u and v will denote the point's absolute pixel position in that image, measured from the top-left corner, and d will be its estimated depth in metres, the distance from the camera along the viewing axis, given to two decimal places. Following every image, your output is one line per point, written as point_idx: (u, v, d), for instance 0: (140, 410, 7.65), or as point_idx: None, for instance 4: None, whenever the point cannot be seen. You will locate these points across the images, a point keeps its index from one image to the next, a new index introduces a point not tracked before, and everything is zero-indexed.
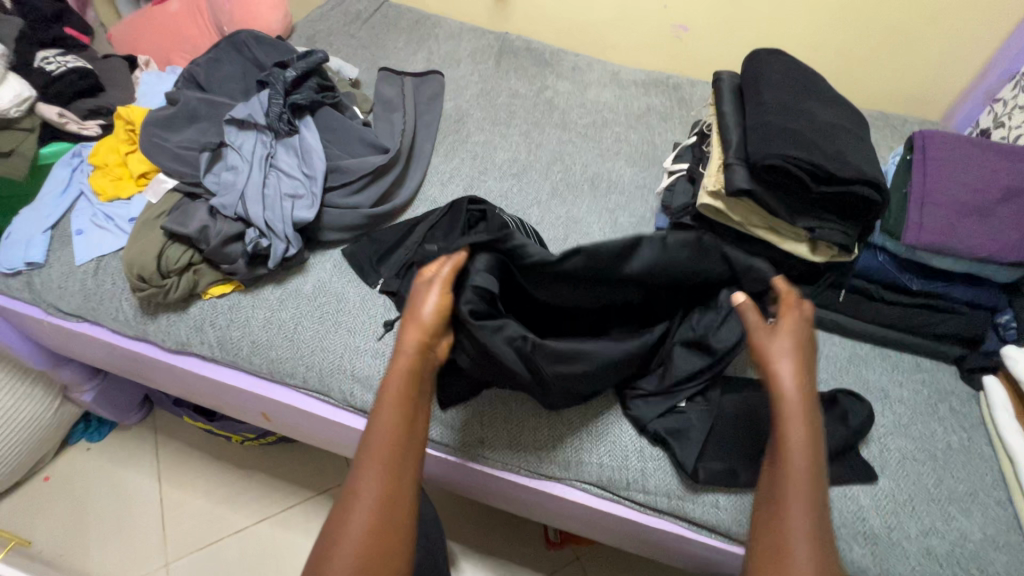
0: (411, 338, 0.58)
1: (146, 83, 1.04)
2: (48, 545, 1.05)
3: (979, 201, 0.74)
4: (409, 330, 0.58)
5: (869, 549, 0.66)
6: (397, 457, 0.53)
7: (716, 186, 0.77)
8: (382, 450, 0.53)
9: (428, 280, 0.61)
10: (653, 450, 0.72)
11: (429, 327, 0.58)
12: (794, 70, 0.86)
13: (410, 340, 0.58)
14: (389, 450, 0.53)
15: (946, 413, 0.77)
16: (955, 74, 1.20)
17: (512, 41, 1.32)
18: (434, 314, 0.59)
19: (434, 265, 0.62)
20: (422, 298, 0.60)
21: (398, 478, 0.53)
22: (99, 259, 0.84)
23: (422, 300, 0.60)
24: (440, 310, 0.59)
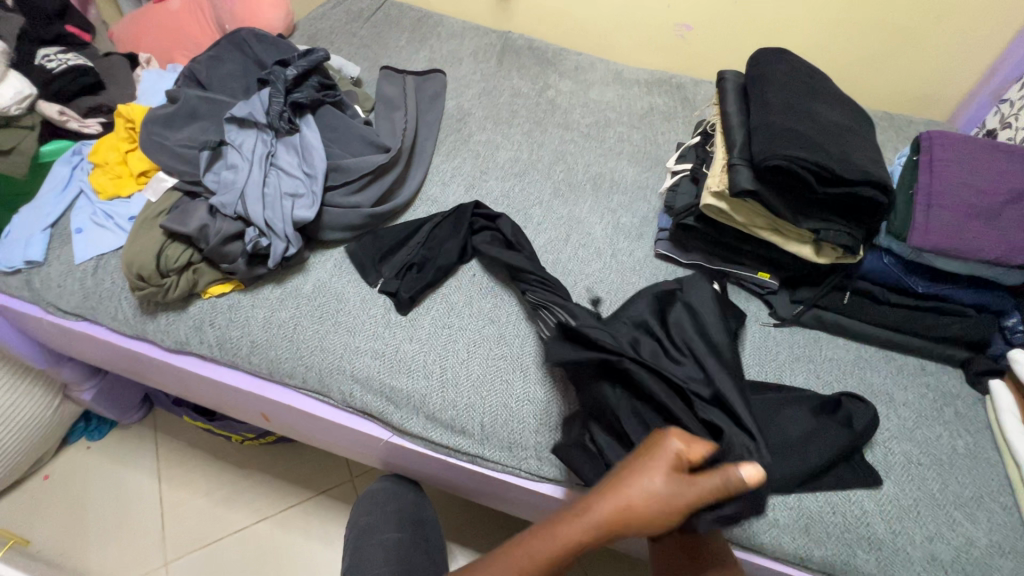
0: (605, 514, 0.52)
1: (146, 81, 1.03)
2: (47, 544, 1.05)
3: (986, 203, 0.73)
4: (611, 501, 0.52)
5: (873, 555, 0.66)
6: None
7: (720, 187, 0.76)
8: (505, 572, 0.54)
9: (671, 456, 0.52)
10: None
11: (627, 517, 0.52)
12: (799, 69, 0.85)
13: (607, 510, 0.52)
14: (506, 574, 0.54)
15: (952, 417, 0.77)
16: (961, 74, 1.19)
17: (514, 40, 1.32)
18: (647, 504, 0.52)
19: (697, 452, 0.53)
20: (646, 484, 0.52)
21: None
22: (98, 257, 0.84)
23: (645, 481, 0.52)
24: (653, 504, 0.51)
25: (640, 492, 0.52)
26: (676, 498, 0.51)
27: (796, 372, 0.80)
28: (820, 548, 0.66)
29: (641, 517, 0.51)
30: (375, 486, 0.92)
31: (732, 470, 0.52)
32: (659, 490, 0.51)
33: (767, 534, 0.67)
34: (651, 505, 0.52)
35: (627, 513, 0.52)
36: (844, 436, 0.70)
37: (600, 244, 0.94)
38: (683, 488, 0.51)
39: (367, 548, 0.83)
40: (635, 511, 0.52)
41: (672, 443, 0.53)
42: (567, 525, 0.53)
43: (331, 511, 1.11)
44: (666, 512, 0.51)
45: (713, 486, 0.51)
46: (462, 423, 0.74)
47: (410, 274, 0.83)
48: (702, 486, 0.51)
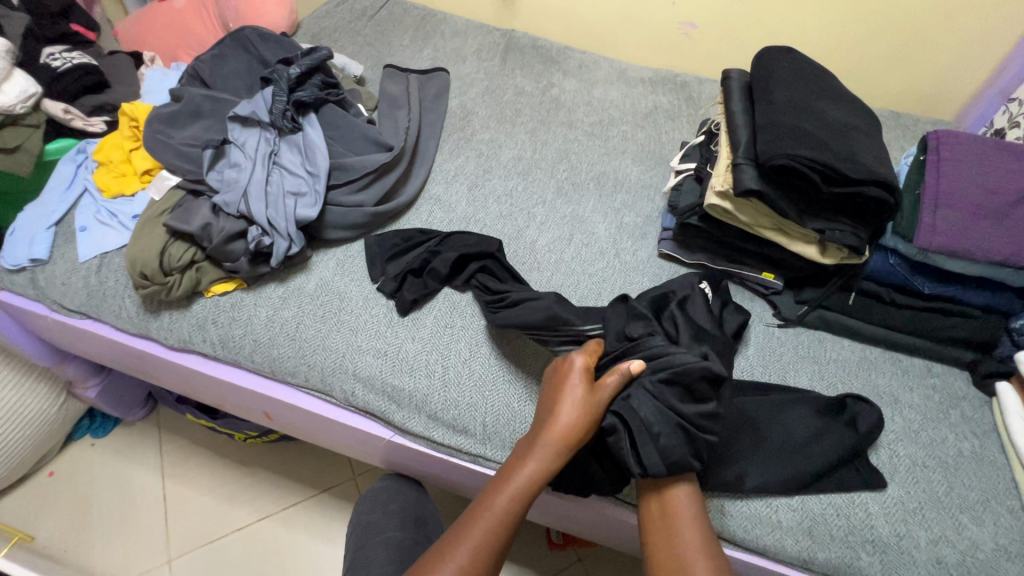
0: (545, 438, 0.60)
1: (150, 80, 1.03)
2: (52, 540, 1.05)
3: (995, 203, 0.73)
4: (544, 428, 0.60)
5: (877, 557, 0.65)
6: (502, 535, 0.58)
7: (724, 186, 0.76)
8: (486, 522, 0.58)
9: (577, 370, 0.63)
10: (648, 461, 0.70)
11: (567, 435, 0.59)
12: (805, 68, 0.84)
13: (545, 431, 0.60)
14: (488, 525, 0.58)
15: (958, 419, 0.76)
16: (970, 73, 1.17)
17: (518, 38, 1.31)
18: (574, 418, 0.60)
19: (594, 361, 0.65)
20: (568, 400, 0.61)
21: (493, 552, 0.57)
22: (102, 256, 0.84)
23: (568, 399, 0.61)
24: (582, 415, 0.60)
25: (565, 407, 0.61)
26: (591, 402, 0.61)
27: (801, 374, 0.79)
28: (824, 550, 0.66)
29: (575, 432, 0.59)
30: (377, 485, 0.92)
31: (625, 367, 0.64)
32: (580, 401, 0.61)
33: (771, 537, 0.67)
34: (581, 419, 0.60)
35: (562, 430, 0.59)
36: (849, 438, 0.69)
37: (604, 243, 0.93)
38: (594, 392, 0.62)
39: (369, 546, 0.83)
40: (570, 428, 0.60)
41: (572, 360, 0.64)
42: (519, 463, 0.60)
43: (333, 509, 1.11)
44: (587, 417, 0.60)
45: (615, 383, 0.63)
46: (465, 422, 0.73)
47: (409, 277, 0.82)
48: (608, 387, 0.63)
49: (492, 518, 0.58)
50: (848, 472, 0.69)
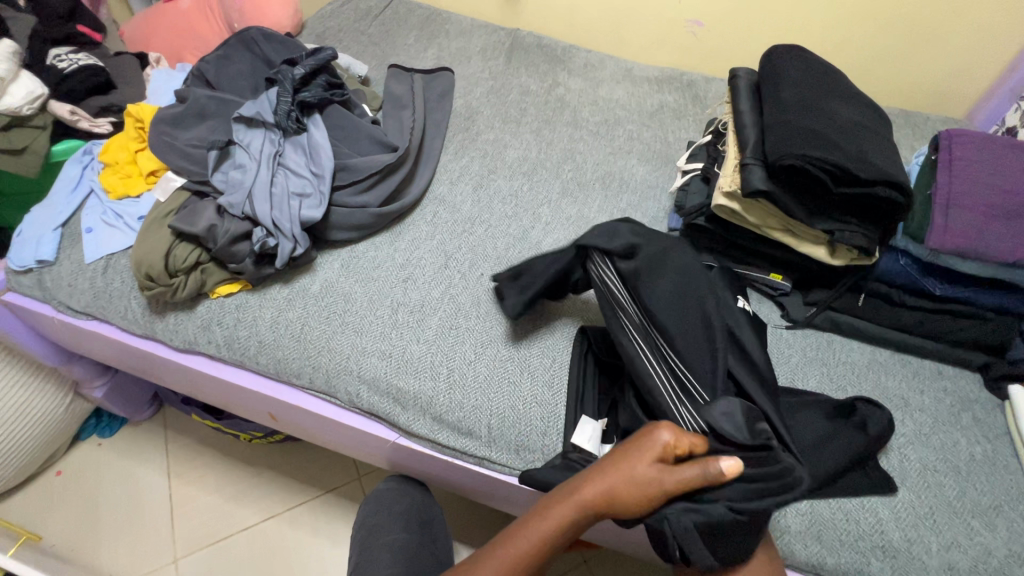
0: (582, 499, 0.55)
1: (155, 80, 1.03)
2: (59, 540, 1.06)
3: (1009, 203, 0.71)
4: (591, 498, 0.55)
5: (887, 563, 0.64)
6: None
7: (732, 186, 0.75)
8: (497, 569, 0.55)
9: (658, 450, 0.54)
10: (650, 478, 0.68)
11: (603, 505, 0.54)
12: (814, 66, 0.83)
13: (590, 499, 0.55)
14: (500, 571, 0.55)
15: (969, 423, 0.75)
16: (981, 71, 1.16)
17: (523, 37, 1.31)
18: (624, 494, 0.54)
19: (682, 443, 0.55)
20: (626, 472, 0.54)
21: None
22: (109, 257, 0.84)
23: (625, 472, 0.54)
24: (635, 495, 0.53)
25: (621, 482, 0.54)
26: (656, 487, 0.53)
27: (809, 376, 0.78)
28: (833, 555, 0.65)
29: (615, 504, 0.54)
30: (382, 486, 0.92)
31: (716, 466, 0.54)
32: (636, 480, 0.54)
33: (779, 541, 0.66)
34: (633, 495, 0.53)
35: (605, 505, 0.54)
36: (858, 440, 0.68)
37: None
38: (660, 475, 0.53)
39: (374, 548, 0.82)
40: (614, 500, 0.54)
41: (655, 434, 0.55)
42: (548, 514, 0.56)
43: (338, 510, 1.11)
44: (640, 505, 0.54)
45: (690, 476, 0.53)
46: (470, 425, 0.73)
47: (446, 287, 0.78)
48: (680, 475, 0.54)
49: (504, 564, 0.55)
50: (857, 475, 0.68)
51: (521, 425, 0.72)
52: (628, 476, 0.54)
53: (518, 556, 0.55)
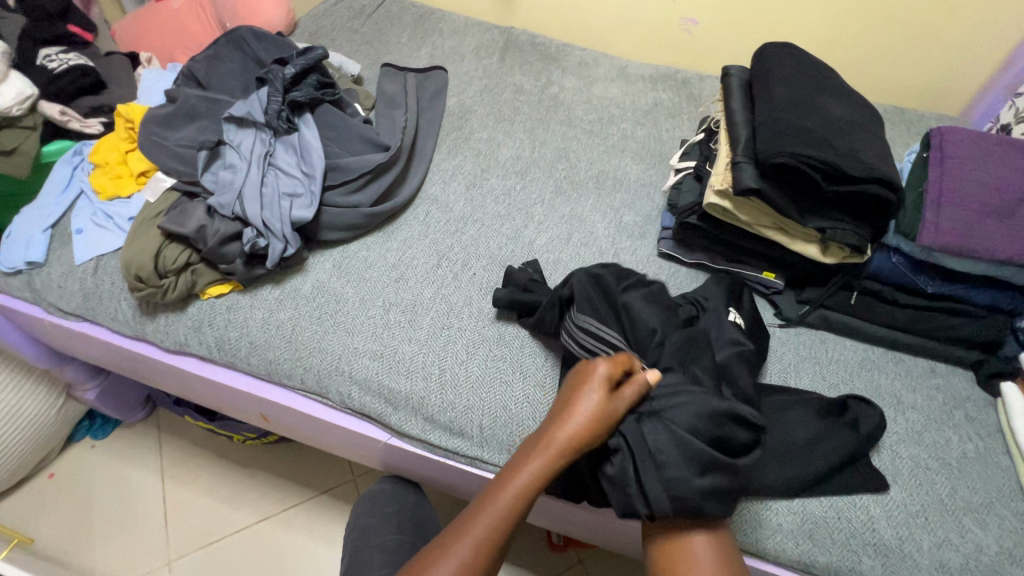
0: (550, 440, 0.58)
1: (146, 80, 1.03)
2: (52, 542, 1.06)
3: (1000, 201, 0.71)
4: (548, 441, 0.58)
5: (879, 561, 0.64)
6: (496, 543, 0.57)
7: (723, 185, 0.75)
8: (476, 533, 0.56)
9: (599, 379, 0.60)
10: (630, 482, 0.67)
11: (572, 439, 0.57)
12: (806, 64, 0.83)
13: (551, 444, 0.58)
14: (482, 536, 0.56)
15: (961, 421, 0.75)
16: (975, 68, 1.16)
17: (517, 36, 1.30)
18: (585, 424, 0.58)
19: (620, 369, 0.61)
20: (580, 404, 0.59)
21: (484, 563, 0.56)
22: (98, 258, 0.84)
23: (576, 409, 0.58)
24: (589, 425, 0.58)
25: (575, 417, 0.58)
26: (608, 408, 0.59)
27: (802, 374, 0.78)
28: (825, 554, 0.65)
29: (581, 435, 0.57)
30: (375, 487, 0.92)
31: (643, 380, 0.61)
32: (594, 408, 0.58)
33: (771, 540, 0.66)
34: (593, 424, 0.58)
35: (568, 444, 0.57)
36: (850, 437, 0.68)
37: (603, 243, 0.92)
38: (609, 399, 0.59)
39: (367, 549, 0.82)
40: (580, 434, 0.58)
41: (594, 366, 0.61)
42: (522, 462, 0.58)
43: (333, 511, 1.11)
44: (594, 433, 0.58)
45: (633, 390, 0.60)
46: (461, 425, 0.73)
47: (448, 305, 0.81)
48: (624, 395, 0.60)
49: (491, 520, 0.56)
50: (849, 473, 0.68)
51: (512, 424, 0.72)
52: (576, 408, 0.59)
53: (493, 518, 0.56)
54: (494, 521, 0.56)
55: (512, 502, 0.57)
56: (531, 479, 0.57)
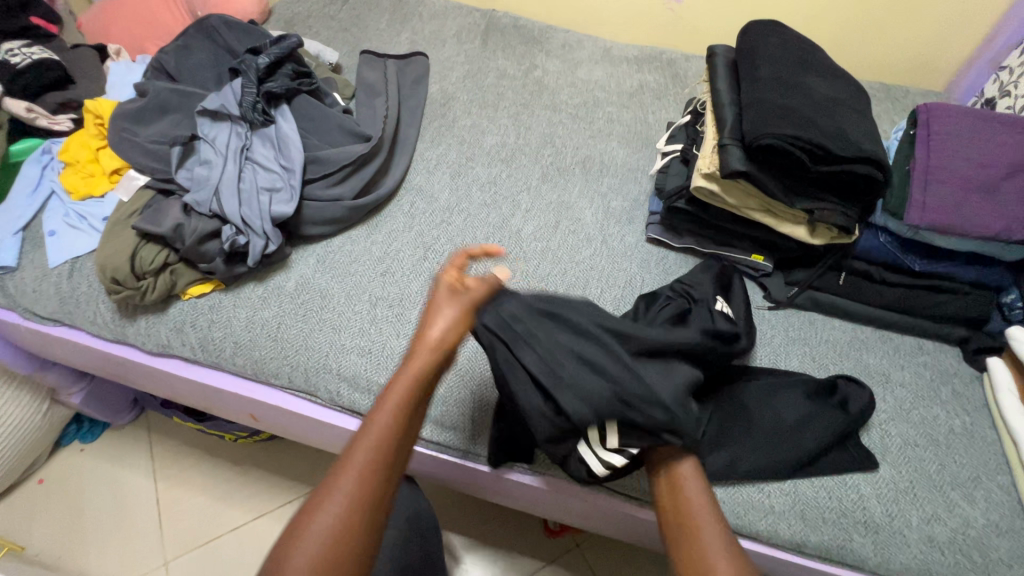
0: (422, 342, 0.59)
1: (114, 72, 0.99)
2: (44, 549, 1.04)
3: (985, 177, 0.71)
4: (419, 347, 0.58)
5: (869, 538, 0.65)
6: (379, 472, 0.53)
7: (710, 168, 0.74)
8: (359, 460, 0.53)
9: (445, 290, 0.62)
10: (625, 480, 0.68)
11: (437, 346, 0.58)
12: (791, 41, 0.82)
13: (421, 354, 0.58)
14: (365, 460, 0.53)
15: (948, 397, 0.75)
16: (959, 43, 1.15)
17: (499, 18, 1.27)
18: (438, 322, 0.60)
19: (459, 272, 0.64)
20: (436, 307, 0.61)
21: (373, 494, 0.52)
22: (73, 260, 0.81)
23: (434, 317, 0.60)
24: (453, 325, 0.60)
25: (439, 322, 0.59)
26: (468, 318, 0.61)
27: (792, 356, 0.78)
28: (815, 534, 0.66)
29: (447, 346, 0.58)
30: None
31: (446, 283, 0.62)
32: (450, 321, 0.60)
33: (763, 521, 0.67)
34: (461, 323, 0.60)
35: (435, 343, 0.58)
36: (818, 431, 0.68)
37: (591, 229, 0.91)
38: (460, 300, 0.61)
39: None
40: (445, 333, 0.59)
41: (436, 285, 0.63)
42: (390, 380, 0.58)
43: None
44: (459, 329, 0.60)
45: (483, 287, 0.62)
46: (453, 419, 0.72)
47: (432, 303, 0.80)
48: (472, 296, 0.62)
49: (367, 454, 0.53)
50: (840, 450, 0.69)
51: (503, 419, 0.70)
52: (434, 316, 0.60)
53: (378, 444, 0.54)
54: (376, 448, 0.54)
55: (388, 432, 0.55)
56: (410, 388, 0.57)
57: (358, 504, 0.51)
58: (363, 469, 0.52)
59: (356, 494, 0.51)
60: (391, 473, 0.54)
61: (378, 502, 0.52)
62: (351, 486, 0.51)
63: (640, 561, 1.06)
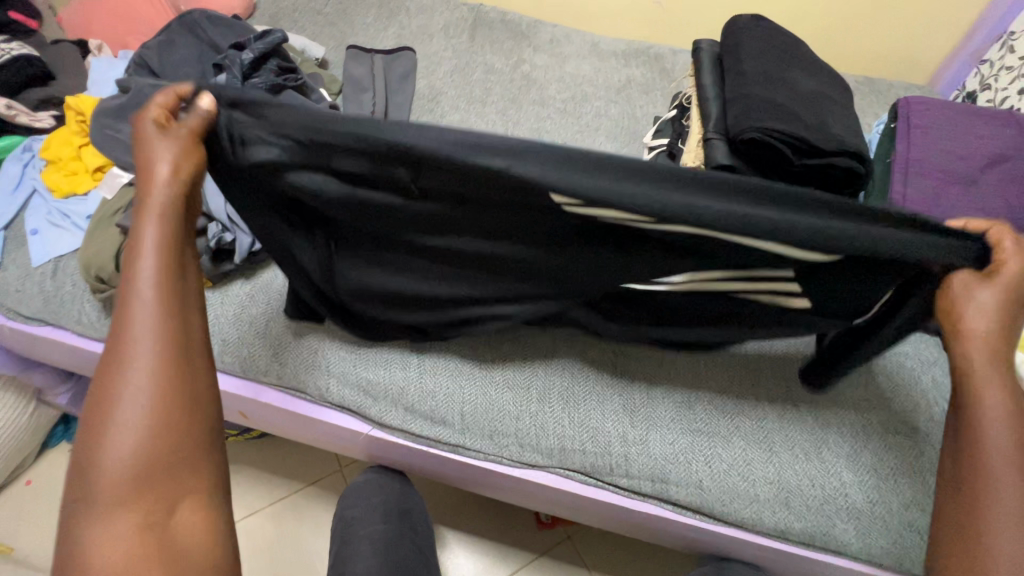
0: (149, 205, 0.47)
1: (95, 69, 0.97)
2: (34, 550, 1.04)
3: (964, 169, 0.72)
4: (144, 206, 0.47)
5: (852, 524, 0.67)
6: (175, 360, 0.45)
7: (696, 163, 0.75)
8: (148, 365, 0.44)
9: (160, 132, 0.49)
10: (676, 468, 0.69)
11: (169, 194, 0.48)
12: (776, 36, 0.82)
13: (153, 210, 0.47)
14: (157, 362, 0.44)
15: (930, 385, 0.76)
16: (941, 38, 1.17)
17: (486, 13, 1.26)
18: (175, 171, 0.48)
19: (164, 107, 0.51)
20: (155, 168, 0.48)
21: (176, 384, 0.45)
22: (57, 259, 0.81)
23: (156, 163, 0.48)
24: (181, 167, 0.49)
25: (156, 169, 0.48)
26: (199, 154, 0.51)
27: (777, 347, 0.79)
28: (800, 520, 0.67)
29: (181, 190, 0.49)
30: (359, 479, 0.92)
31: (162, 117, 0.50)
32: (177, 154, 0.49)
33: (748, 508, 0.68)
34: (184, 163, 0.49)
35: (163, 195, 0.48)
36: (937, 233, 0.46)
37: None
38: (178, 138, 0.49)
39: (353, 541, 0.82)
40: (173, 181, 0.48)
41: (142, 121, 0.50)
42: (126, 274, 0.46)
43: (321, 501, 1.11)
44: (190, 172, 0.50)
45: (198, 124, 0.51)
46: (442, 413, 0.73)
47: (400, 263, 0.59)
48: (188, 127, 0.50)
49: (151, 354, 0.44)
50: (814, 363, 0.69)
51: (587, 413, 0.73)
52: (151, 167, 0.48)
53: (164, 339, 0.45)
54: (157, 345, 0.45)
55: (157, 319, 0.45)
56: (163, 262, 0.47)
57: (168, 399, 0.44)
58: (150, 384, 0.44)
59: (159, 415, 0.43)
60: (199, 410, 0.46)
61: (190, 408, 0.45)
62: (146, 404, 0.43)
63: (630, 551, 1.08)
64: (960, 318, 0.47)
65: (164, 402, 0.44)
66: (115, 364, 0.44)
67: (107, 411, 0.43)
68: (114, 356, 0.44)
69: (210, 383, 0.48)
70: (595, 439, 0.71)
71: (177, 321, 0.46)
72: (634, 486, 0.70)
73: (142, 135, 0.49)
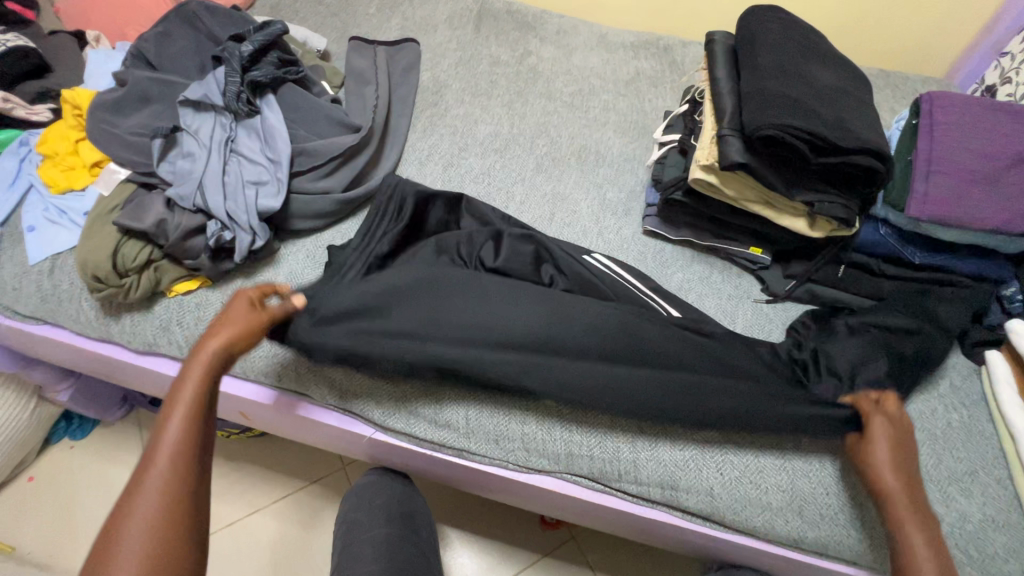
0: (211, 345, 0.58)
1: (92, 61, 0.95)
2: (37, 548, 1.03)
3: (988, 167, 0.70)
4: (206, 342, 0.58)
5: (867, 534, 0.65)
6: (181, 489, 0.51)
7: (709, 160, 0.72)
8: (159, 486, 0.51)
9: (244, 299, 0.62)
10: (687, 474, 0.68)
11: (227, 345, 0.59)
12: (793, 28, 0.79)
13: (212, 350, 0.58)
14: (168, 485, 0.51)
15: (946, 390, 0.74)
16: (960, 29, 1.13)
17: (492, 3, 1.24)
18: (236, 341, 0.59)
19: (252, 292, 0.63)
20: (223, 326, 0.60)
21: (173, 512, 0.50)
22: (55, 256, 0.79)
23: (228, 324, 0.60)
24: (246, 322, 0.61)
25: (230, 323, 0.60)
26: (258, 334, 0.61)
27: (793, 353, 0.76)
28: (813, 529, 0.66)
29: (237, 346, 0.59)
30: (361, 479, 0.91)
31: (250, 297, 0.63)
32: (244, 321, 0.60)
33: (760, 517, 0.66)
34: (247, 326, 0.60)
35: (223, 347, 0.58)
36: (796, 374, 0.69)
37: (586, 222, 0.90)
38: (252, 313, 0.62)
39: (356, 544, 0.81)
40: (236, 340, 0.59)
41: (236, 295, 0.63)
42: (172, 403, 0.56)
43: (324, 499, 1.10)
44: (242, 349, 0.60)
45: (274, 312, 0.64)
46: (447, 417, 0.71)
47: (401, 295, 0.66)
48: (246, 321, 0.60)
49: (164, 475, 0.52)
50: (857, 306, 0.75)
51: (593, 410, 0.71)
52: (231, 313, 0.61)
53: (178, 467, 0.52)
54: (168, 468, 0.52)
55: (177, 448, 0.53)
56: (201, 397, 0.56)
57: (164, 522, 0.50)
58: (153, 504, 0.50)
59: (152, 533, 0.49)
60: (183, 541, 0.50)
61: (178, 537, 0.50)
62: (144, 524, 0.49)
63: (635, 552, 1.07)
64: (876, 467, 0.60)
65: (157, 524, 0.49)
66: (137, 484, 0.51)
67: (119, 512, 0.50)
68: (138, 474, 0.52)
69: (199, 518, 0.52)
70: (604, 444, 0.69)
71: (190, 453, 0.53)
72: (643, 492, 0.68)
73: (234, 300, 0.63)
